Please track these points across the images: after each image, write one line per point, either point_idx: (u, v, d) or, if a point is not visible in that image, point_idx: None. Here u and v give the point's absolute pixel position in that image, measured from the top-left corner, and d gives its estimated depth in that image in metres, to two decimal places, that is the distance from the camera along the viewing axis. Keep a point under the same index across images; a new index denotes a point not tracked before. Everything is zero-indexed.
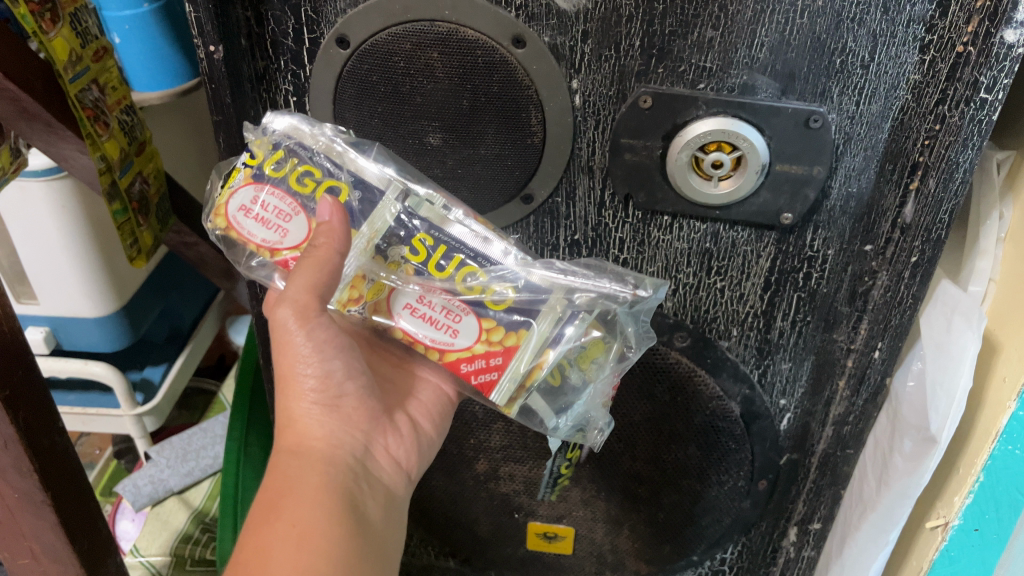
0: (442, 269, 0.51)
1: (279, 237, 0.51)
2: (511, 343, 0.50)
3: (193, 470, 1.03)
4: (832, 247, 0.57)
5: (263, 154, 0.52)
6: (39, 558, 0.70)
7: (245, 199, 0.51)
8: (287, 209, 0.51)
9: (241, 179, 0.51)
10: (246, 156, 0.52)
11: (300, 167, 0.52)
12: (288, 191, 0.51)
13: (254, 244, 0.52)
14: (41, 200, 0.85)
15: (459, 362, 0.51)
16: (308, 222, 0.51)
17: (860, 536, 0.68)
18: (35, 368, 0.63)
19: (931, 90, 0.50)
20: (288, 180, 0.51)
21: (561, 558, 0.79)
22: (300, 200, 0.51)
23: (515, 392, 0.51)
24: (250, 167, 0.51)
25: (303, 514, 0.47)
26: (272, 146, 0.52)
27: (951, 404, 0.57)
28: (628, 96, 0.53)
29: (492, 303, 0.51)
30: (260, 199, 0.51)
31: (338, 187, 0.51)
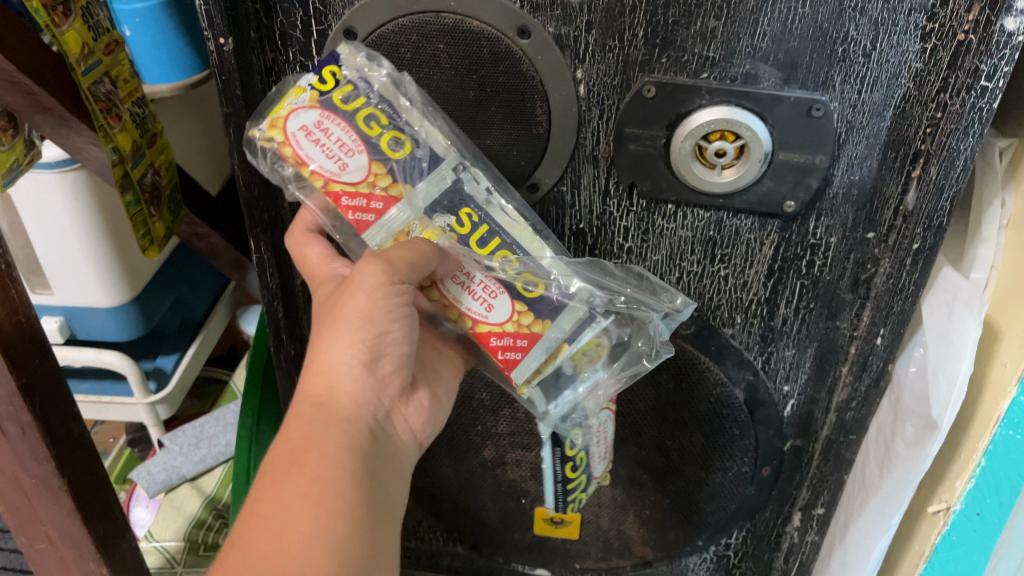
0: (482, 246, 0.53)
1: (337, 169, 0.51)
2: (537, 330, 0.54)
3: (206, 458, 1.05)
4: (834, 235, 0.58)
5: (333, 81, 0.51)
6: (56, 542, 0.71)
7: (310, 123, 0.51)
8: (350, 143, 0.51)
9: (308, 101, 0.51)
10: (315, 79, 0.51)
11: (369, 107, 0.51)
12: (354, 128, 0.51)
13: (307, 169, 0.51)
14: (55, 192, 0.86)
15: (489, 335, 0.55)
16: (369, 162, 0.51)
17: (863, 521, 0.69)
18: (51, 356, 0.64)
19: (932, 78, 0.50)
20: (356, 116, 0.51)
21: (568, 544, 0.80)
22: (365, 141, 0.51)
23: (532, 374, 0.55)
24: (318, 92, 0.51)
25: (325, 472, 0.45)
26: (344, 76, 0.51)
27: (952, 390, 0.58)
28: (632, 86, 0.53)
29: (522, 290, 0.53)
30: (325, 126, 0.51)
31: (402, 138, 0.51)
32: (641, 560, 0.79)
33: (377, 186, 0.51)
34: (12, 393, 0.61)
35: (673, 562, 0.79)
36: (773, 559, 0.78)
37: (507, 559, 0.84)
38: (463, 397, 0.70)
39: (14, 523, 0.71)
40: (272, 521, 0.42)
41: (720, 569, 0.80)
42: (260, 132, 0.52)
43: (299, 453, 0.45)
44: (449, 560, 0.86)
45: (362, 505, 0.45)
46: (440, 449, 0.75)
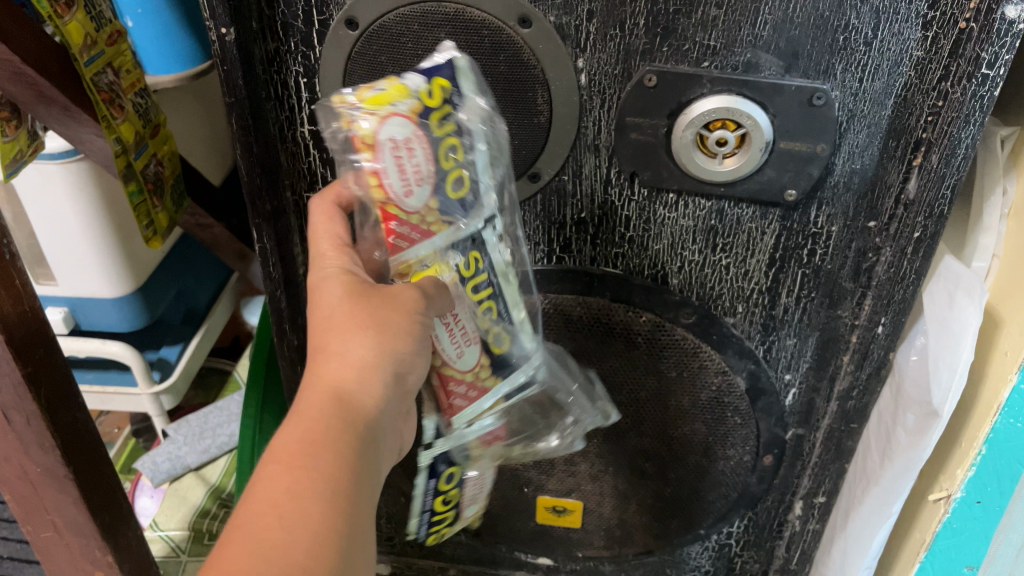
0: (476, 292, 0.54)
1: (403, 194, 0.49)
2: (489, 383, 0.57)
3: (210, 447, 1.06)
4: (835, 224, 0.58)
5: (439, 98, 0.49)
6: (63, 530, 0.72)
7: (401, 135, 0.48)
8: (424, 170, 0.49)
9: (408, 108, 0.48)
10: (423, 88, 0.48)
11: (454, 139, 0.50)
12: (434, 155, 0.49)
13: (376, 178, 0.49)
14: (58, 182, 0.86)
15: (448, 380, 0.56)
16: (429, 195, 0.50)
17: (864, 509, 0.69)
18: (55, 346, 0.65)
19: (934, 67, 0.50)
20: (440, 143, 0.49)
21: (570, 532, 0.81)
22: (438, 173, 0.50)
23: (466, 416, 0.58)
24: (421, 104, 0.48)
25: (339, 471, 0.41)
26: (448, 96, 0.49)
27: (953, 377, 0.58)
28: (633, 75, 0.53)
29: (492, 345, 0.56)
30: (412, 147, 0.49)
31: (464, 179, 0.51)
32: (643, 548, 0.80)
33: (426, 220, 0.51)
34: (17, 382, 0.61)
35: (674, 550, 0.80)
36: (774, 547, 0.78)
37: (509, 548, 0.84)
38: None
39: (19, 511, 0.72)
40: (271, 512, 0.38)
41: (721, 557, 0.80)
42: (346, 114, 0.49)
43: (313, 441, 0.42)
44: (452, 548, 0.87)
45: (364, 516, 0.42)
46: None
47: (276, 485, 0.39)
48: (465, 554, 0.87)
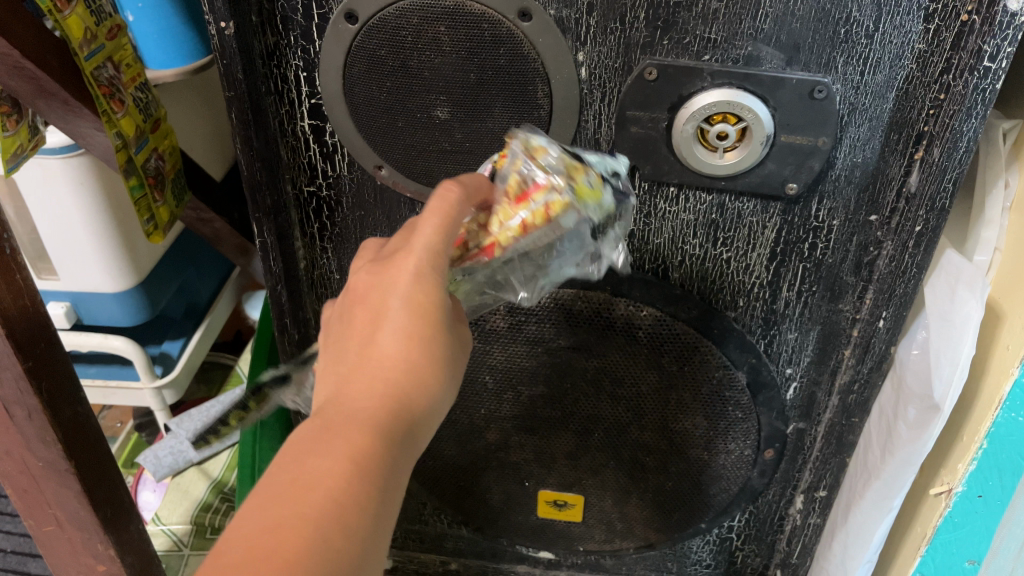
0: None
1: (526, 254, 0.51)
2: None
3: (212, 442, 1.06)
4: (837, 218, 0.58)
5: (602, 216, 0.52)
6: (64, 523, 0.72)
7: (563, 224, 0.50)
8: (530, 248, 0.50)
9: (584, 210, 0.50)
10: (599, 207, 0.51)
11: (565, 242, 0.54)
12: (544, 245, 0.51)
13: (531, 223, 0.48)
14: (59, 177, 0.86)
15: None
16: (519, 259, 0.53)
17: (865, 503, 0.69)
18: (57, 340, 0.65)
19: (936, 59, 0.50)
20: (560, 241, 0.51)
21: (572, 526, 0.81)
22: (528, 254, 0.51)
23: None
24: (591, 216, 0.51)
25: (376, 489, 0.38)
26: (603, 219, 0.52)
27: (954, 371, 0.58)
28: (633, 68, 0.53)
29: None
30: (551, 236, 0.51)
31: (536, 262, 0.53)
32: (644, 542, 0.80)
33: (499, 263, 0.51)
34: (18, 376, 0.61)
35: (676, 544, 0.80)
36: (775, 540, 0.78)
37: (510, 541, 0.85)
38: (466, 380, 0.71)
39: (22, 505, 0.72)
40: (298, 516, 0.35)
41: (722, 551, 0.80)
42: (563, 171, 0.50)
43: (354, 461, 0.38)
44: (453, 542, 0.87)
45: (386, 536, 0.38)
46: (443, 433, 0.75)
47: (309, 487, 0.36)
48: (466, 547, 0.87)
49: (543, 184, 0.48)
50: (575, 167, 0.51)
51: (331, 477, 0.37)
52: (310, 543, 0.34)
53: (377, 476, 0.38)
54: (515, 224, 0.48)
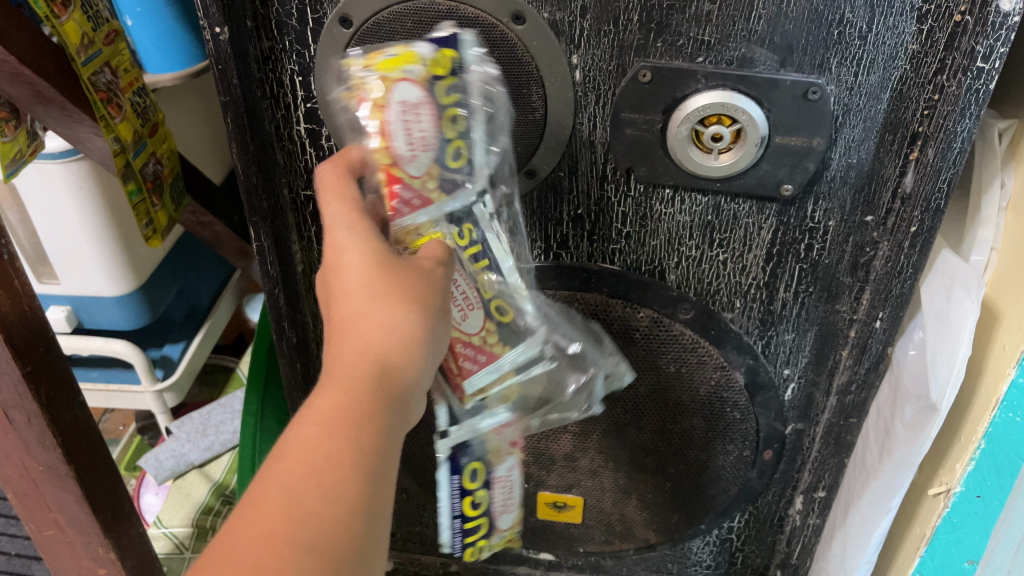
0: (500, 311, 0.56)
1: (403, 157, 0.49)
2: (498, 351, 0.56)
3: (213, 444, 1.06)
4: (833, 219, 0.57)
5: (449, 71, 0.50)
6: (65, 527, 0.73)
7: (411, 100, 0.49)
8: (428, 143, 0.50)
9: (419, 84, 0.49)
10: (434, 75, 0.49)
11: (459, 111, 0.50)
12: (433, 132, 0.50)
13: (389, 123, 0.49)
14: (59, 181, 0.87)
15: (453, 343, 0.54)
16: (430, 166, 0.50)
17: (863, 504, 0.68)
18: (56, 345, 0.65)
19: (930, 60, 0.50)
20: (448, 121, 0.50)
21: (571, 528, 0.81)
22: (439, 150, 0.50)
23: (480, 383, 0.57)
24: (434, 78, 0.49)
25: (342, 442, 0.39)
26: (456, 71, 0.50)
27: (950, 372, 0.57)
28: (627, 70, 0.53)
29: (495, 314, 0.55)
30: (419, 113, 0.49)
31: (460, 155, 0.51)
32: (644, 543, 0.80)
33: (429, 187, 0.51)
34: (17, 381, 0.61)
35: (676, 545, 0.80)
36: (775, 541, 0.78)
37: (510, 543, 0.85)
38: None
39: (22, 509, 0.72)
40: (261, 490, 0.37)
41: (722, 551, 0.80)
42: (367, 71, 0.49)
43: (331, 427, 0.39)
44: (454, 543, 0.88)
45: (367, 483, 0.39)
46: None
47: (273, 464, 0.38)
48: (467, 549, 0.88)
49: (359, 92, 0.50)
50: (372, 57, 0.50)
51: (338, 465, 0.38)
52: (283, 511, 0.36)
53: (345, 437, 0.39)
54: (378, 140, 0.49)
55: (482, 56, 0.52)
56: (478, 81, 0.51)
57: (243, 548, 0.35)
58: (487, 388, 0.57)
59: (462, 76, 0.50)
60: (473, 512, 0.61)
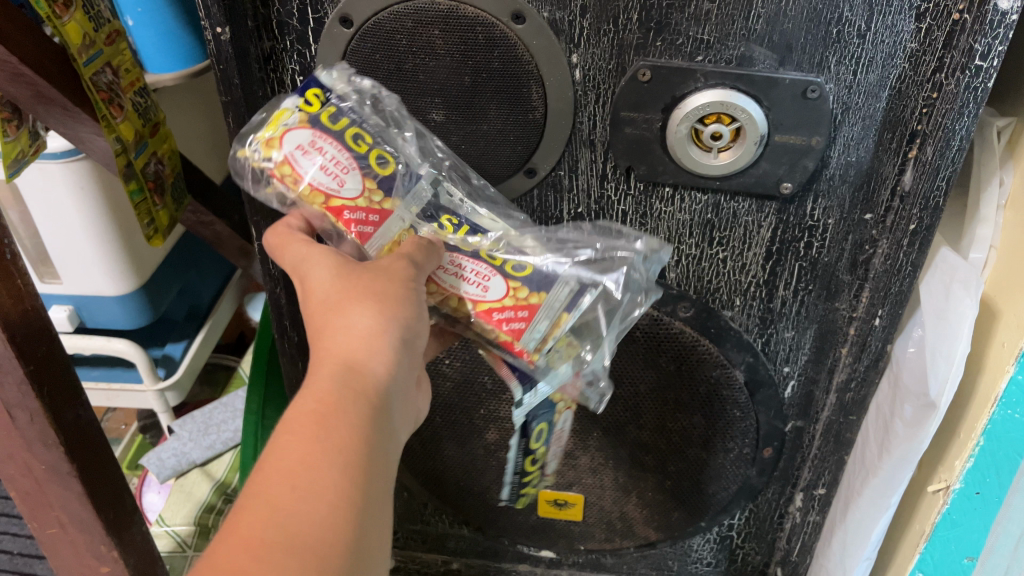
0: (519, 268, 0.54)
1: (336, 187, 0.53)
2: (535, 301, 0.54)
3: (215, 443, 1.06)
4: (832, 217, 0.58)
5: (319, 102, 0.53)
6: (67, 525, 0.73)
7: (302, 139, 0.52)
8: (344, 161, 0.53)
9: (298, 120, 0.53)
10: (301, 102, 0.53)
11: (355, 127, 0.53)
12: (344, 147, 0.53)
13: (308, 175, 0.52)
14: (60, 181, 0.87)
15: (491, 313, 0.54)
16: (363, 180, 0.53)
17: (863, 501, 0.68)
18: (58, 344, 0.65)
19: (928, 58, 0.50)
20: (345, 135, 0.53)
21: (572, 525, 0.82)
22: (357, 159, 0.53)
23: (543, 338, 0.55)
24: (306, 112, 0.53)
25: (317, 440, 0.40)
26: (327, 98, 0.53)
27: (950, 368, 0.58)
28: (627, 69, 0.53)
29: (511, 270, 0.54)
30: (319, 146, 0.53)
31: (384, 159, 0.53)
32: (644, 541, 0.81)
33: (373, 200, 0.53)
34: (20, 380, 0.62)
35: (676, 543, 0.81)
36: (775, 538, 0.79)
37: (511, 541, 0.86)
38: (466, 380, 0.72)
39: (25, 508, 0.72)
40: (244, 497, 0.38)
41: (723, 549, 0.81)
42: (256, 147, 0.54)
43: (308, 427, 0.40)
44: (455, 541, 0.89)
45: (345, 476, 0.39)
46: (443, 433, 0.76)
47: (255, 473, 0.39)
48: (467, 547, 0.89)
49: (262, 163, 0.54)
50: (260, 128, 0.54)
51: (313, 464, 0.39)
52: (265, 509, 0.37)
53: (319, 434, 0.40)
54: (302, 189, 0.53)
55: (333, 71, 0.55)
56: (347, 89, 0.54)
57: (226, 546, 0.35)
58: (548, 338, 0.55)
59: (330, 95, 0.53)
60: (532, 462, 0.66)
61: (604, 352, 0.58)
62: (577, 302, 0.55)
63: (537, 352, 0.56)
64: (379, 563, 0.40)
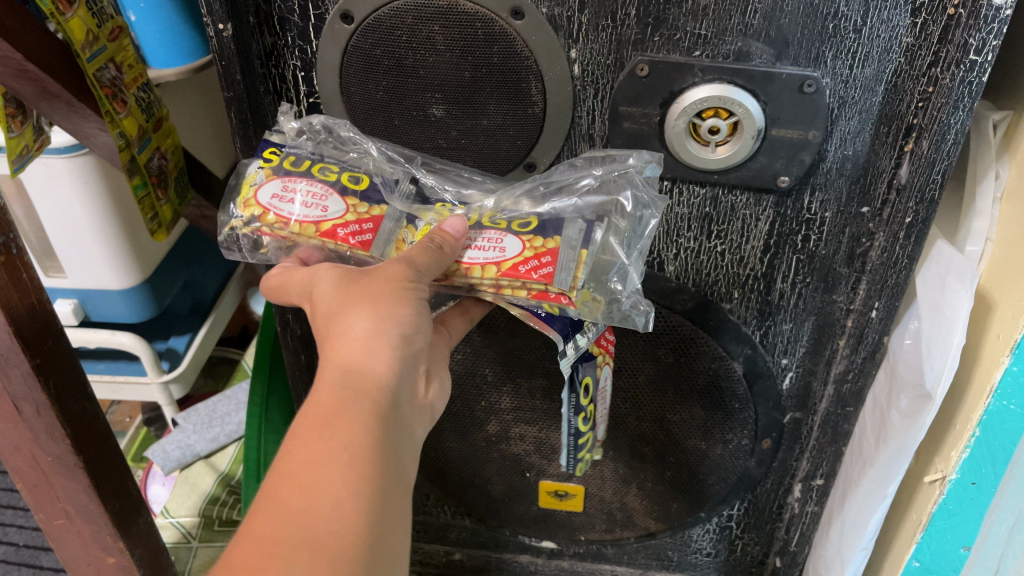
0: (524, 223, 0.54)
1: (321, 213, 0.54)
2: (553, 245, 0.53)
3: (218, 435, 1.07)
4: (829, 210, 0.58)
5: (277, 156, 0.57)
6: (74, 517, 0.74)
7: (276, 188, 0.55)
8: (320, 190, 0.55)
9: (265, 176, 0.56)
10: (262, 162, 0.57)
11: (317, 163, 0.56)
12: (315, 179, 0.55)
13: (295, 216, 0.54)
14: (64, 176, 0.87)
15: (516, 268, 0.52)
16: (344, 199, 0.55)
17: (860, 491, 0.68)
18: (64, 337, 0.66)
19: (924, 53, 0.51)
20: (312, 171, 0.56)
21: (572, 516, 0.83)
22: (330, 185, 0.55)
23: (575, 274, 0.52)
24: (269, 167, 0.56)
25: (323, 443, 0.41)
26: (284, 151, 0.57)
27: (945, 360, 0.58)
28: (625, 64, 0.54)
29: (519, 228, 0.54)
30: (291, 187, 0.55)
31: (357, 175, 0.56)
32: (644, 530, 0.82)
33: (360, 211, 0.54)
34: (27, 373, 0.62)
35: (676, 533, 0.82)
36: (774, 529, 0.80)
37: (513, 531, 0.87)
38: (467, 371, 0.73)
39: (31, 500, 0.73)
40: (256, 505, 0.39)
41: (722, 539, 0.82)
42: (241, 214, 0.56)
43: (313, 433, 0.41)
44: (457, 532, 0.90)
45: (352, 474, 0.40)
46: (445, 425, 0.77)
47: (267, 481, 0.40)
48: (469, 538, 0.90)
49: (252, 221, 0.55)
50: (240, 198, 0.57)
51: (319, 466, 0.40)
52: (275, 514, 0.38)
53: (323, 437, 0.41)
54: (292, 226, 0.54)
55: (282, 130, 0.59)
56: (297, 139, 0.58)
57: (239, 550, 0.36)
58: (578, 276, 0.52)
59: (285, 149, 0.57)
60: (584, 426, 0.60)
61: (633, 279, 0.56)
62: (591, 237, 0.54)
63: (574, 290, 0.52)
64: (397, 558, 0.41)
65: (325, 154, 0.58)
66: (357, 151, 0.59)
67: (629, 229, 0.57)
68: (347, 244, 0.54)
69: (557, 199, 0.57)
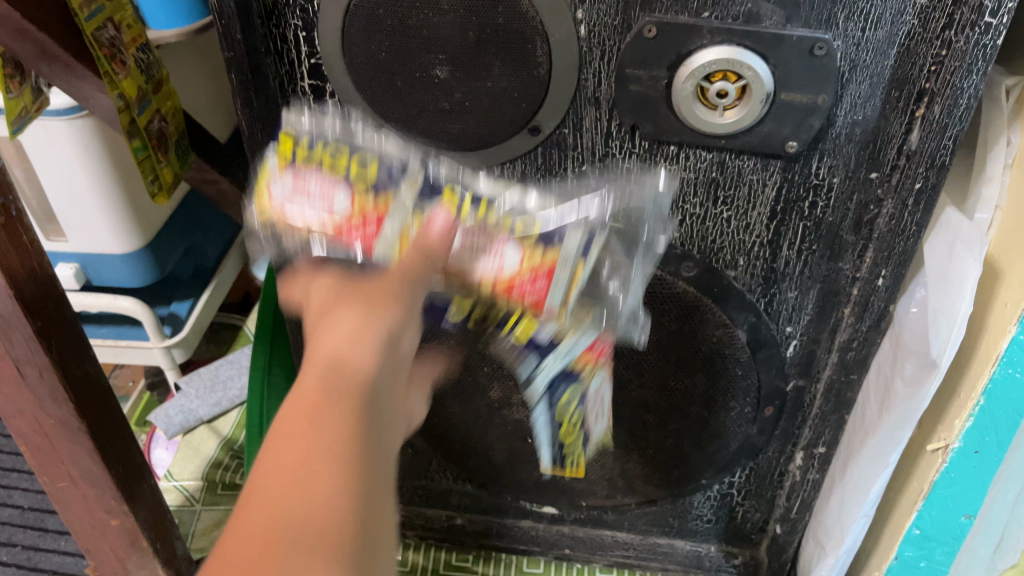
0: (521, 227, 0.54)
1: (331, 211, 0.52)
2: (552, 260, 0.53)
3: (221, 400, 1.08)
4: (837, 175, 0.57)
5: (289, 149, 0.54)
6: (77, 479, 0.74)
7: (286, 185, 0.52)
8: (331, 185, 0.52)
9: (277, 171, 0.53)
10: (275, 154, 0.54)
11: (326, 151, 0.54)
12: (325, 174, 0.53)
13: (304, 220, 0.52)
14: (64, 136, 0.87)
15: (510, 285, 0.53)
16: (352, 198, 0.52)
17: (861, 459, 0.68)
18: (65, 301, 0.66)
19: (938, 15, 0.50)
20: (321, 163, 0.53)
21: (573, 482, 0.83)
22: (341, 179, 0.53)
23: (566, 296, 0.54)
24: (281, 160, 0.54)
25: (314, 433, 0.39)
26: (299, 141, 0.55)
27: (951, 329, 0.57)
28: (633, 26, 0.53)
29: (521, 236, 0.53)
30: (303, 183, 0.52)
31: (368, 164, 0.54)
32: (644, 496, 0.83)
33: (371, 209, 0.52)
34: (28, 335, 0.62)
35: (676, 500, 0.83)
36: (775, 496, 0.80)
37: (514, 497, 0.88)
38: (469, 339, 0.72)
39: (35, 463, 0.73)
40: (246, 499, 0.37)
41: (723, 506, 0.83)
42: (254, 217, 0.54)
43: (303, 424, 0.40)
44: (458, 497, 0.91)
45: (345, 465, 0.38)
46: (447, 391, 0.77)
47: (255, 477, 0.38)
48: (471, 503, 0.91)
49: (264, 220, 0.53)
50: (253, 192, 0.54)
51: (312, 456, 0.38)
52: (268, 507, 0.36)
53: (314, 429, 0.40)
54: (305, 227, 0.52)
55: (297, 123, 0.57)
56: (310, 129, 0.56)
57: (232, 543, 0.35)
58: (568, 297, 0.54)
59: (300, 138, 0.55)
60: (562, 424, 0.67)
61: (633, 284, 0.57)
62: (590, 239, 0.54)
63: (564, 311, 0.54)
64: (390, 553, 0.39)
65: (332, 142, 0.55)
66: (366, 140, 0.56)
67: (629, 229, 0.58)
68: (359, 246, 0.51)
69: (565, 205, 0.56)
